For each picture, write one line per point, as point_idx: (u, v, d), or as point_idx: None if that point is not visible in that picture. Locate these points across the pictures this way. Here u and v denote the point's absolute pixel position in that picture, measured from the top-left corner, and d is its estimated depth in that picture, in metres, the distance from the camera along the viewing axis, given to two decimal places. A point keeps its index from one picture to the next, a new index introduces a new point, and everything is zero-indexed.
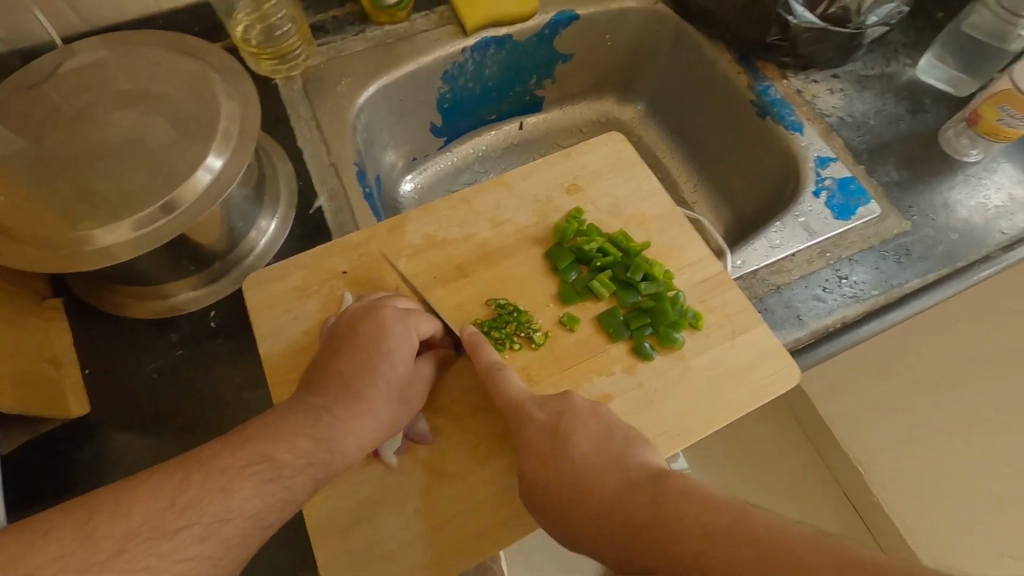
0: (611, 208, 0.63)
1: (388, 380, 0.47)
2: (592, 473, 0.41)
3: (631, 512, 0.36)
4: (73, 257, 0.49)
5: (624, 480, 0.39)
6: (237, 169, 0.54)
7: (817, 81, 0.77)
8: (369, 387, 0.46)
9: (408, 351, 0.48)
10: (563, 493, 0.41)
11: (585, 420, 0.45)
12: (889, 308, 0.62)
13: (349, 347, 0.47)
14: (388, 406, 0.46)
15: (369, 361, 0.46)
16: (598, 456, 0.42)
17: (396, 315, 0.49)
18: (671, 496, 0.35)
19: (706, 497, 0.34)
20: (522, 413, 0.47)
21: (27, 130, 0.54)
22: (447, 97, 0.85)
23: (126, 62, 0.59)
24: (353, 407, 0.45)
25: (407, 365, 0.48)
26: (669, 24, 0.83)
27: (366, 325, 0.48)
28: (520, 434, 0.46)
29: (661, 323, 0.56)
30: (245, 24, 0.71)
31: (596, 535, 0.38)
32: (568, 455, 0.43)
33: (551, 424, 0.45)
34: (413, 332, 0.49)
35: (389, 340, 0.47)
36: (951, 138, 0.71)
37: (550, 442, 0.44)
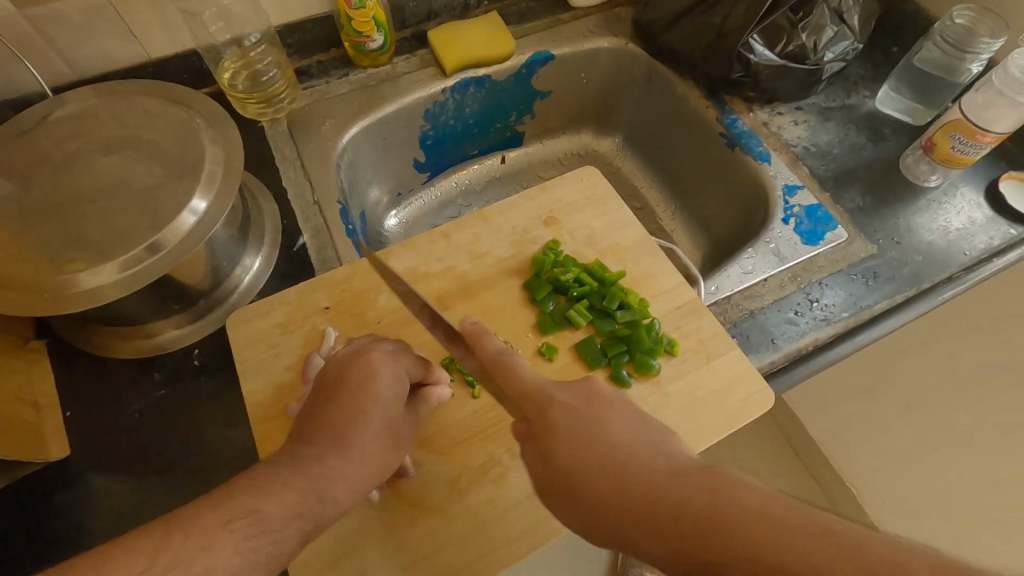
0: (588, 239, 0.65)
1: (380, 424, 0.46)
2: (631, 458, 0.36)
3: (682, 504, 0.31)
4: (56, 300, 0.50)
5: (670, 468, 0.34)
6: (220, 210, 0.55)
7: (781, 113, 0.81)
8: (362, 433, 0.45)
9: (398, 392, 0.48)
10: (593, 484, 0.36)
11: (614, 406, 0.40)
12: (859, 329, 0.64)
13: (340, 393, 0.46)
14: (381, 451, 0.46)
15: (359, 406, 0.46)
16: (635, 442, 0.37)
17: (384, 356, 0.49)
18: (730, 486, 0.30)
19: (771, 491, 0.29)
20: (547, 397, 0.41)
21: (15, 178, 0.56)
22: (430, 135, 0.88)
23: (115, 110, 0.61)
24: (348, 456, 0.44)
25: (396, 407, 0.48)
26: (639, 61, 0.87)
27: (355, 371, 0.47)
28: (542, 420, 0.40)
29: (638, 351, 0.57)
30: (232, 71, 0.74)
31: (638, 530, 0.32)
32: (603, 441, 0.37)
33: (580, 408, 0.40)
34: (402, 372, 0.49)
35: (380, 383, 0.47)
36: (911, 164, 0.75)
37: (579, 427, 0.39)
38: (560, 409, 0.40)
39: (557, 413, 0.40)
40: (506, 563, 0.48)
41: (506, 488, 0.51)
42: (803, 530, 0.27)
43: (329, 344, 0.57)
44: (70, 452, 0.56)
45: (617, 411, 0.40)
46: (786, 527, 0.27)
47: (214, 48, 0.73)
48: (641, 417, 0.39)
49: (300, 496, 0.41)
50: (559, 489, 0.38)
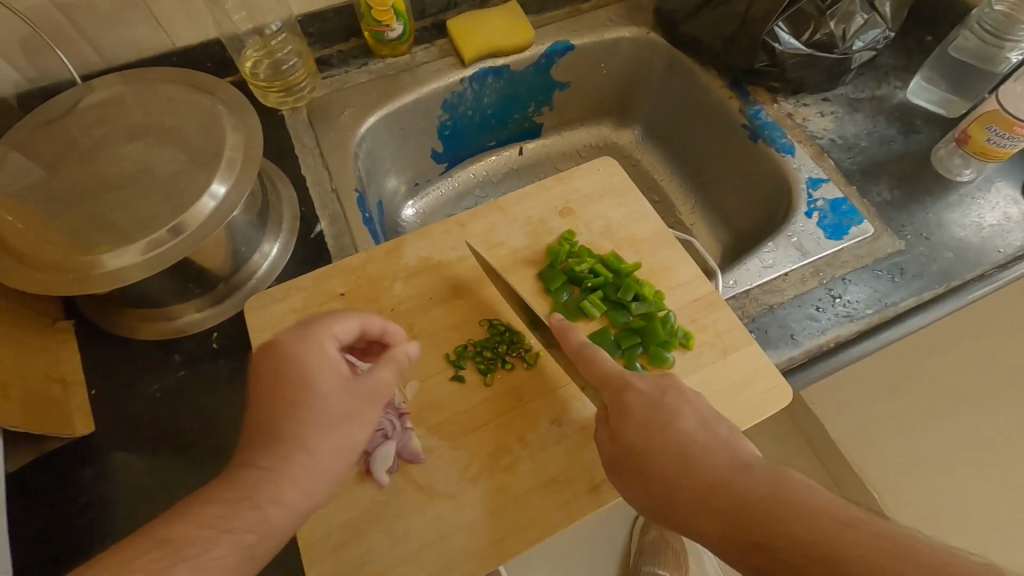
0: (604, 230, 0.64)
1: (313, 403, 0.42)
2: (698, 448, 0.41)
3: (747, 493, 0.36)
4: (82, 280, 0.52)
5: (736, 461, 0.39)
6: (239, 196, 0.56)
7: (807, 104, 0.78)
8: (295, 420, 0.41)
9: (328, 364, 0.44)
10: (664, 467, 0.41)
11: (688, 402, 0.46)
12: (883, 327, 0.62)
13: (260, 387, 0.43)
14: (327, 431, 0.42)
15: (290, 396, 0.42)
16: (704, 437, 0.42)
17: (295, 336, 0.45)
18: (795, 486, 0.35)
19: (832, 495, 0.34)
20: (624, 385, 0.47)
21: (44, 163, 0.57)
22: (447, 125, 0.88)
23: (141, 97, 0.62)
24: (288, 451, 0.40)
25: (334, 379, 0.44)
26: (661, 51, 0.86)
27: (271, 362, 0.44)
28: (619, 405, 0.46)
29: (652, 343, 0.56)
30: (254, 60, 0.75)
31: (701, 512, 0.38)
32: (675, 430, 0.43)
33: (655, 397, 0.46)
34: (325, 343, 0.45)
35: (296, 365, 0.43)
36: (944, 158, 0.72)
37: (653, 417, 0.44)
38: (636, 397, 0.46)
39: (633, 400, 0.46)
40: (516, 550, 0.48)
41: (515, 476, 0.51)
42: (861, 527, 0.31)
43: None
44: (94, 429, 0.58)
45: (691, 406, 0.45)
46: (845, 523, 0.32)
47: (237, 37, 0.74)
48: (710, 418, 0.44)
49: (232, 508, 0.37)
50: (629, 468, 0.44)
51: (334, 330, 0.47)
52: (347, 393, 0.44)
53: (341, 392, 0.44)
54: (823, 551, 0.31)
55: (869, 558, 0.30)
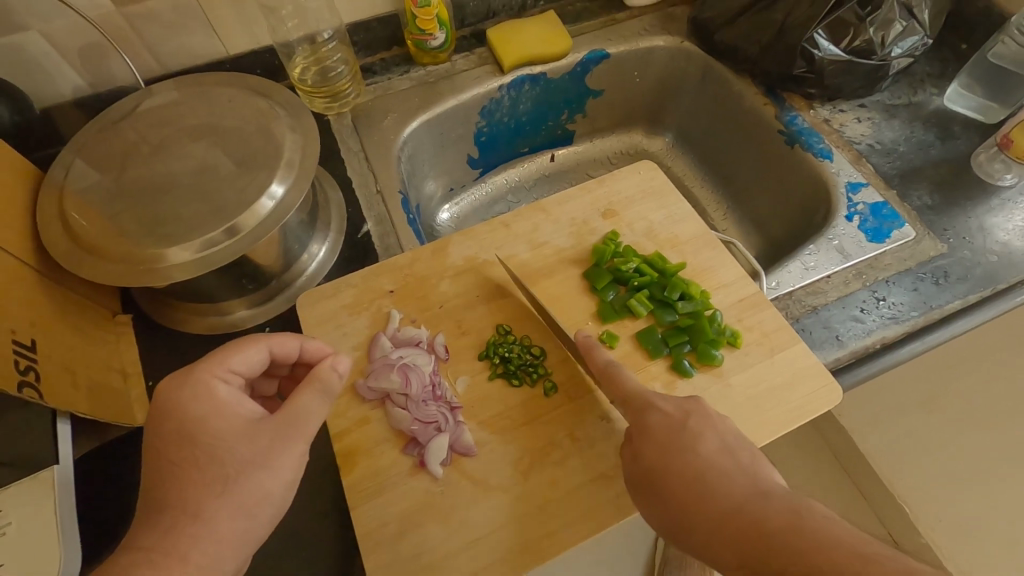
0: (647, 231, 0.65)
1: (204, 454, 0.42)
2: (716, 473, 0.41)
3: (763, 522, 0.36)
4: (150, 271, 0.54)
5: (756, 489, 0.39)
6: (296, 196, 0.57)
7: (844, 110, 0.79)
8: (181, 477, 0.41)
9: (217, 407, 0.44)
10: (680, 488, 0.42)
11: (710, 424, 0.45)
12: (928, 329, 0.62)
13: (151, 442, 0.43)
14: (222, 481, 0.41)
15: (183, 448, 0.42)
16: (725, 462, 0.42)
17: (178, 380, 0.45)
18: (816, 515, 0.35)
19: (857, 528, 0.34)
20: (646, 406, 0.47)
21: (111, 161, 0.60)
22: (485, 131, 0.90)
23: (199, 100, 0.65)
24: (192, 506, 0.40)
25: (226, 422, 0.43)
26: (695, 60, 0.88)
27: (158, 414, 0.44)
28: (641, 424, 0.46)
29: (699, 341, 0.57)
30: (302, 66, 0.78)
31: (715, 538, 0.38)
32: (695, 452, 0.43)
33: (677, 417, 0.46)
34: (212, 384, 0.44)
35: (181, 414, 0.43)
36: (984, 162, 0.72)
37: (671, 437, 0.44)
38: (658, 416, 0.46)
39: (654, 421, 0.46)
40: (569, 543, 0.49)
41: (567, 470, 0.51)
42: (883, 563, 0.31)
43: (395, 326, 0.59)
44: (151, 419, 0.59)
45: (716, 431, 0.45)
46: (863, 557, 0.31)
47: (288, 45, 0.76)
48: (737, 442, 0.44)
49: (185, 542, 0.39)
50: (646, 486, 0.44)
51: (227, 365, 0.46)
52: (242, 436, 0.43)
53: (236, 435, 0.43)
54: None
55: None
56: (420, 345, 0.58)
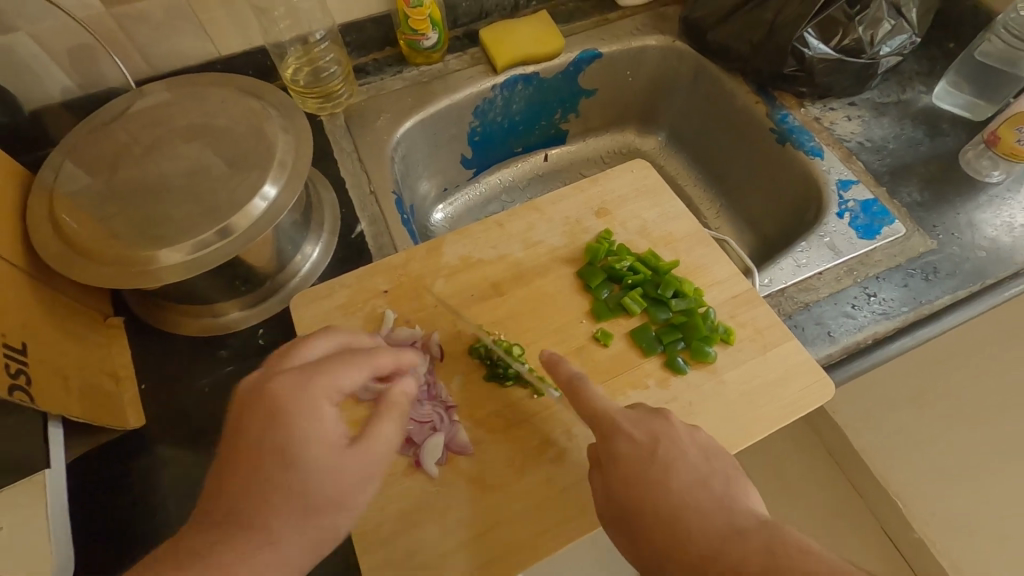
0: (640, 229, 0.65)
1: (290, 481, 0.39)
2: (693, 508, 0.41)
3: (743, 567, 0.36)
4: (142, 274, 0.53)
5: (731, 525, 0.39)
6: (289, 197, 0.57)
7: (834, 109, 0.80)
8: (259, 498, 0.38)
9: (319, 428, 0.40)
10: (657, 530, 0.41)
11: (681, 452, 0.44)
12: (919, 325, 0.63)
13: (235, 445, 0.40)
14: (303, 512, 0.39)
15: (268, 466, 0.39)
16: (700, 493, 0.42)
17: (287, 392, 0.40)
18: (791, 552, 0.35)
19: (832, 560, 0.34)
20: (614, 431, 0.46)
21: (104, 162, 0.59)
22: (478, 130, 0.90)
23: (192, 101, 0.64)
24: (258, 527, 0.38)
25: (322, 449, 0.40)
26: (686, 59, 0.88)
27: (251, 416, 0.40)
28: (609, 452, 0.45)
29: (693, 338, 0.57)
30: (295, 67, 0.77)
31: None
32: (665, 489, 0.42)
33: (646, 446, 0.44)
34: (320, 406, 0.40)
35: (280, 433, 0.39)
36: (972, 159, 0.73)
37: (641, 473, 0.43)
38: (627, 445, 0.45)
39: (622, 449, 0.45)
40: (566, 540, 0.49)
41: (564, 468, 0.51)
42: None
43: (389, 326, 0.59)
44: (145, 422, 0.58)
45: (683, 460, 0.44)
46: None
47: (280, 45, 0.76)
48: (705, 468, 0.43)
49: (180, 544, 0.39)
50: (623, 525, 0.43)
51: (337, 385, 0.41)
52: (334, 468, 0.40)
53: (325, 467, 0.39)
54: None
55: None
56: (415, 344, 0.58)
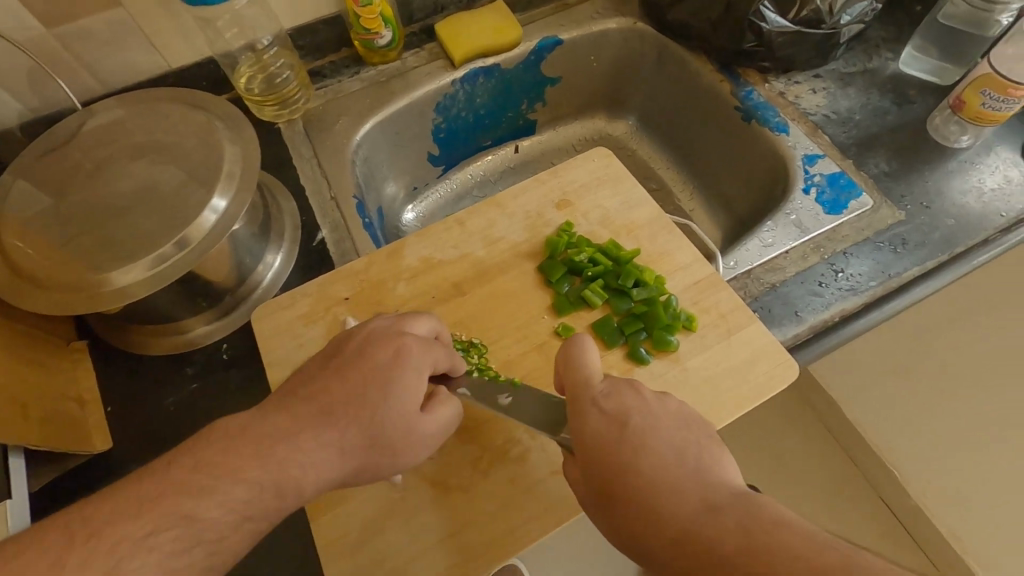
0: (601, 219, 0.65)
1: (373, 419, 0.43)
2: (668, 486, 0.36)
3: (719, 548, 0.32)
4: (94, 298, 0.53)
5: (708, 501, 0.35)
6: (239, 208, 0.57)
7: (799, 82, 0.78)
8: (345, 421, 0.42)
9: (418, 385, 0.45)
10: (632, 513, 0.37)
11: (654, 427, 0.40)
12: (887, 298, 0.62)
13: (354, 363, 0.44)
14: (366, 445, 0.43)
15: (367, 393, 0.43)
16: (675, 467, 0.37)
17: (417, 345, 0.46)
18: (770, 529, 0.32)
19: (811, 534, 0.31)
20: (583, 411, 0.42)
21: (51, 186, 0.59)
22: (442, 127, 0.89)
23: (139, 118, 0.63)
24: (325, 438, 0.41)
25: (409, 406, 0.44)
26: (649, 40, 0.86)
27: (381, 350, 0.45)
28: (579, 434, 0.41)
29: (655, 327, 0.57)
30: (248, 75, 0.76)
31: (673, 567, 0.34)
32: (635, 470, 0.38)
33: (617, 425, 0.40)
34: (425, 368, 0.46)
35: (393, 373, 0.44)
36: (939, 125, 0.72)
37: (610, 454, 0.39)
38: (596, 424, 0.41)
39: (592, 428, 0.41)
40: (530, 538, 0.49)
41: (527, 467, 0.51)
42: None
43: None
44: (113, 445, 0.59)
45: (656, 436, 0.39)
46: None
47: (231, 55, 0.75)
48: (681, 439, 0.39)
49: None
50: (602, 507, 0.40)
51: (439, 361, 0.48)
52: (407, 428, 0.44)
53: (401, 426, 0.44)
54: None
55: None
56: None
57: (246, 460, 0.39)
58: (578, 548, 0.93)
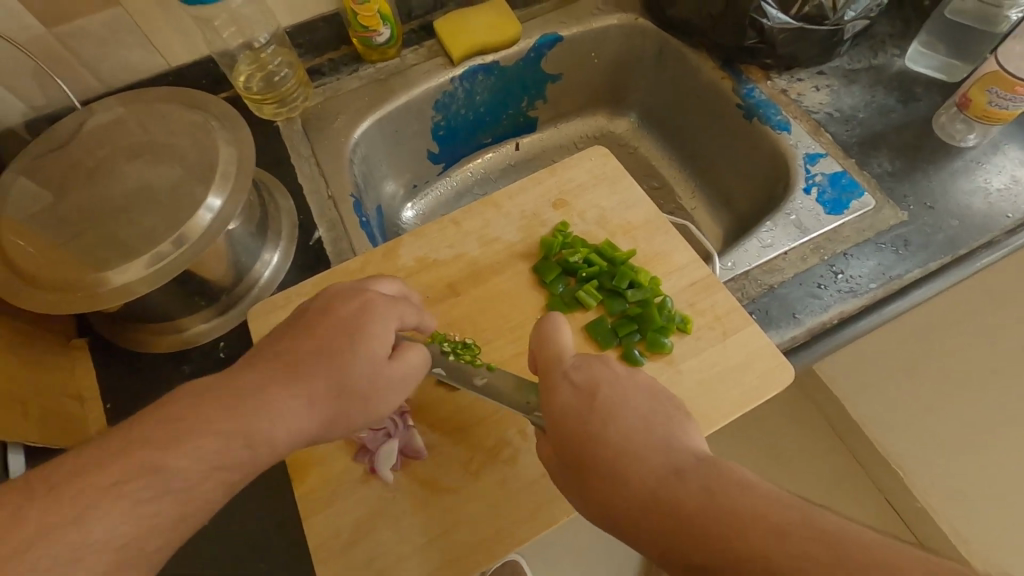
0: (598, 219, 0.64)
1: (344, 363, 0.44)
2: (633, 455, 0.36)
3: (679, 509, 0.32)
4: (91, 298, 0.54)
5: (670, 464, 0.35)
6: (234, 207, 0.57)
7: (802, 79, 0.77)
8: (317, 366, 0.44)
9: (384, 334, 0.47)
10: (598, 482, 0.37)
11: (623, 398, 0.40)
12: (886, 301, 0.61)
13: (321, 317, 0.46)
14: (337, 392, 0.44)
15: (337, 342, 0.45)
16: (641, 436, 0.37)
17: (382, 299, 0.48)
18: (729, 488, 0.32)
19: (772, 492, 0.31)
20: (554, 387, 0.43)
21: (50, 186, 0.59)
22: (442, 124, 0.88)
23: (136, 117, 0.64)
24: (299, 387, 0.43)
25: (378, 352, 0.46)
26: (651, 37, 0.85)
27: (346, 304, 0.47)
28: (551, 408, 0.42)
29: (649, 329, 0.56)
30: (246, 74, 0.77)
31: (637, 532, 0.34)
32: (602, 439, 0.38)
33: (586, 397, 0.41)
34: (391, 318, 0.48)
35: (360, 322, 0.46)
36: (945, 124, 0.70)
37: (580, 426, 0.39)
38: (566, 397, 0.41)
39: (564, 401, 0.41)
40: (520, 540, 0.49)
41: (518, 469, 0.51)
42: (795, 534, 0.28)
43: None
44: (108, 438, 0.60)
45: (625, 407, 0.39)
46: (777, 529, 0.29)
47: (229, 53, 0.75)
48: (649, 410, 0.39)
49: None
50: (571, 477, 0.39)
51: (404, 316, 0.50)
52: (377, 371, 0.45)
53: (372, 369, 0.45)
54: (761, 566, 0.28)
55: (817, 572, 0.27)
56: None
57: (238, 413, 0.41)
58: (575, 550, 0.93)
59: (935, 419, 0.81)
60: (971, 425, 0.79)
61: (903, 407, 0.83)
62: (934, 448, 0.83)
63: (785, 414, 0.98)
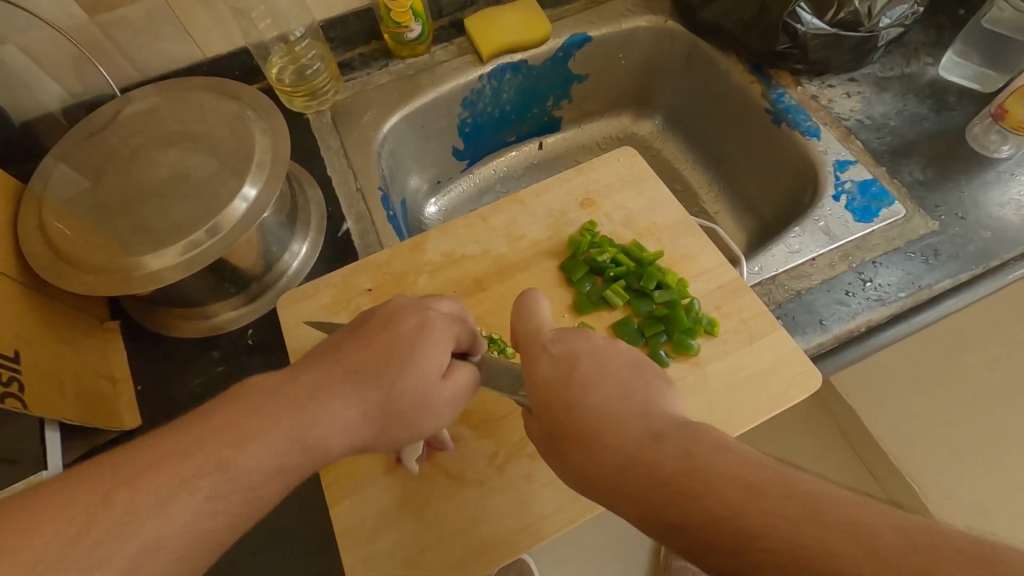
0: (625, 220, 0.64)
1: (395, 383, 0.43)
2: (610, 422, 0.36)
3: (655, 472, 0.33)
4: (127, 280, 0.54)
5: (648, 429, 0.35)
6: (268, 197, 0.58)
7: (832, 86, 0.77)
8: (369, 381, 0.43)
9: (441, 354, 0.45)
10: (578, 453, 0.37)
11: (600, 369, 0.40)
12: (915, 310, 0.60)
13: (380, 330, 0.46)
14: (388, 407, 0.43)
15: (393, 358, 0.44)
16: (618, 402, 0.37)
17: (442, 317, 0.47)
18: (704, 452, 0.32)
19: (747, 454, 0.32)
20: (534, 357, 0.42)
21: (89, 171, 0.61)
22: (468, 122, 0.89)
23: (174, 106, 0.65)
24: (347, 400, 0.42)
25: (430, 373, 0.44)
26: (679, 40, 0.85)
27: (406, 320, 0.46)
28: (530, 378, 0.42)
29: (676, 331, 0.56)
30: (279, 66, 0.77)
31: (617, 493, 0.34)
32: (584, 408, 0.38)
33: (564, 370, 0.40)
34: (449, 338, 0.46)
35: (418, 340, 0.45)
36: (979, 134, 0.70)
37: (558, 396, 0.39)
38: (545, 368, 0.41)
39: (544, 372, 0.41)
40: (543, 535, 0.49)
41: (541, 464, 0.52)
42: (771, 493, 0.29)
43: None
44: (140, 422, 0.61)
45: (604, 375, 0.39)
46: (754, 488, 0.30)
47: (263, 45, 0.76)
48: (626, 377, 0.39)
49: None
50: (554, 448, 0.39)
51: (462, 336, 0.48)
52: (427, 393, 0.44)
53: (423, 390, 0.44)
54: (735, 526, 0.29)
55: (786, 526, 0.28)
56: None
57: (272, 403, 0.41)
58: (586, 550, 0.93)
59: (952, 427, 0.79)
60: (990, 436, 0.77)
61: (923, 417, 0.80)
62: (950, 459, 0.79)
63: (801, 420, 0.98)
